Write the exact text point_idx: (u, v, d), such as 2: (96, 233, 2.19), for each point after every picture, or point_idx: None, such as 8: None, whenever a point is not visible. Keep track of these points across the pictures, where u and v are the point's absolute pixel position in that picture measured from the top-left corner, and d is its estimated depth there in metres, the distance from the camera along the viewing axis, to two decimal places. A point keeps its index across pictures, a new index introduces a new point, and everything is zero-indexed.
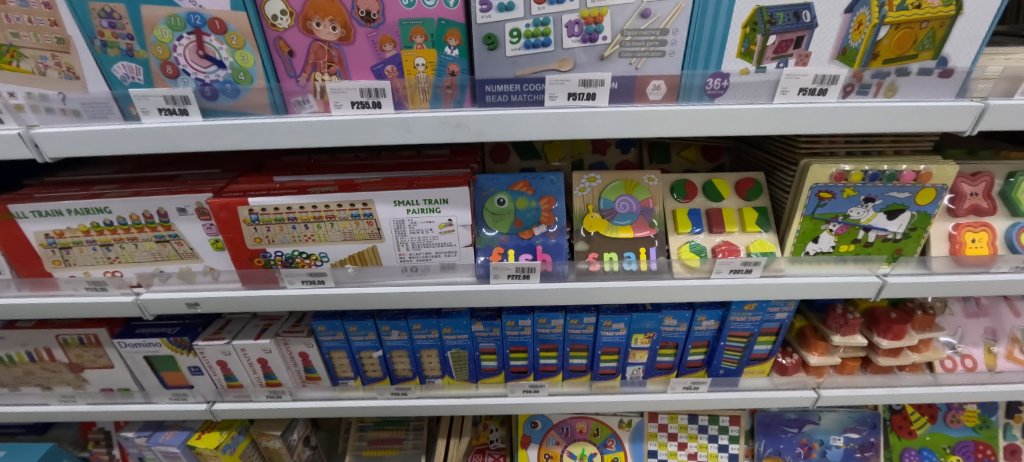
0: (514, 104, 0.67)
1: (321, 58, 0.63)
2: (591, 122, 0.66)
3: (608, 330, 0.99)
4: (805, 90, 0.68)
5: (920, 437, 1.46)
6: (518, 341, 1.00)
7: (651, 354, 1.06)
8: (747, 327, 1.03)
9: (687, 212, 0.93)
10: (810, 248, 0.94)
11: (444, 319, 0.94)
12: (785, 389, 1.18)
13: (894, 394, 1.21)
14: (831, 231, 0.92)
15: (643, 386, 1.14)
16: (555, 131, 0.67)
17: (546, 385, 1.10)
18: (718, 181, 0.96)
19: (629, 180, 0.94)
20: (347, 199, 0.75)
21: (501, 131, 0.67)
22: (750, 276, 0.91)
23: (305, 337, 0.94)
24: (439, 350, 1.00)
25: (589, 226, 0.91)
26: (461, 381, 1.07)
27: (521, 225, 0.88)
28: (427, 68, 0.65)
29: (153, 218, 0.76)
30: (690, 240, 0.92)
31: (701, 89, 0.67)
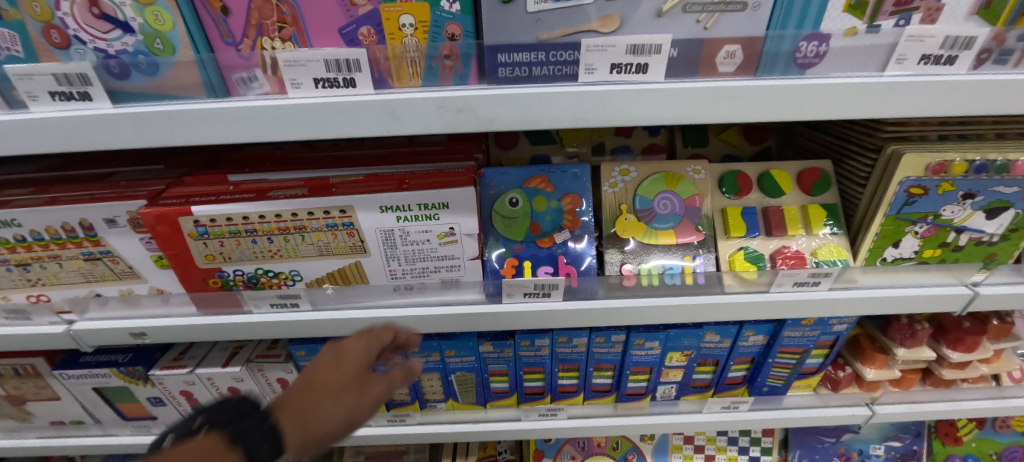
0: (534, 79, 0.49)
1: (268, 17, 0.45)
2: (640, 103, 0.49)
3: (640, 349, 0.85)
4: (928, 58, 0.51)
5: (966, 444, 1.36)
6: (533, 362, 0.86)
7: (687, 372, 0.92)
8: (801, 343, 0.88)
9: (739, 211, 0.76)
10: (887, 254, 0.78)
11: (447, 341, 0.79)
12: (835, 405, 1.05)
13: (956, 409, 1.07)
14: (916, 233, 0.76)
15: (675, 406, 0.99)
16: (591, 117, 0.50)
17: (565, 408, 0.96)
18: (776, 172, 0.78)
19: (670, 172, 0.76)
20: (320, 205, 0.58)
21: (521, 118, 0.50)
22: (815, 288, 0.76)
23: (283, 363, 0.79)
24: (441, 374, 0.86)
25: (622, 230, 0.74)
26: (467, 405, 0.93)
27: (539, 230, 0.72)
28: (417, 31, 0.48)
29: (75, 231, 0.60)
30: (744, 246, 0.75)
31: (789, 57, 0.50)
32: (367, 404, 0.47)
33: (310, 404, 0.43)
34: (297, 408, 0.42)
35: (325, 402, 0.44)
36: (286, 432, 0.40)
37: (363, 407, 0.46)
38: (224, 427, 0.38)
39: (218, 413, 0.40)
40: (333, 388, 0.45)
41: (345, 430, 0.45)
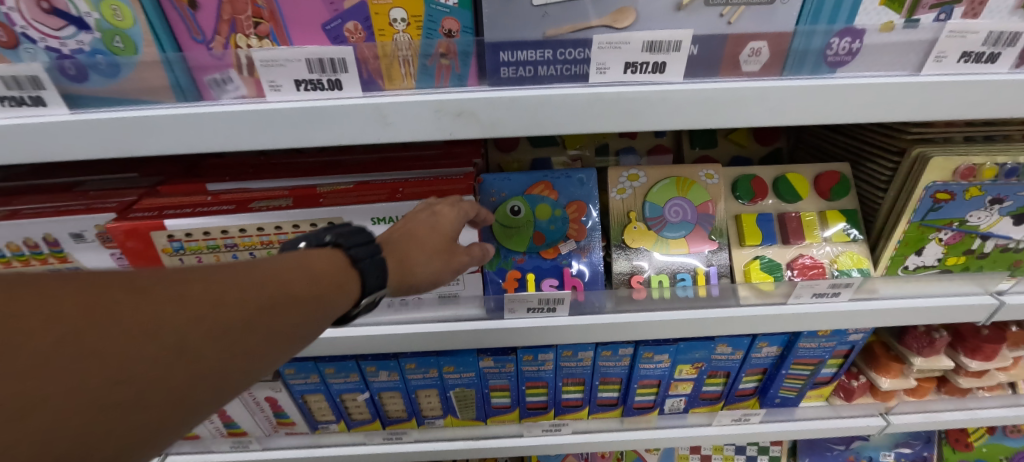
0: (540, 80, 0.45)
1: (242, 11, 0.41)
2: (656, 106, 0.45)
3: (649, 362, 0.81)
4: (969, 55, 0.47)
5: (976, 450, 1.33)
6: (536, 377, 0.82)
7: (697, 384, 0.88)
8: (816, 354, 0.84)
9: (755, 217, 0.72)
10: (909, 262, 0.74)
11: (445, 357, 0.75)
12: (848, 416, 1.01)
13: (972, 418, 1.04)
14: (940, 240, 0.72)
15: (684, 419, 0.95)
16: (601, 121, 0.46)
17: (569, 422, 0.91)
18: (793, 176, 0.74)
19: (681, 177, 0.71)
20: (305, 217, 0.54)
21: (526, 123, 0.45)
22: (835, 300, 0.71)
23: (270, 382, 0.74)
24: (439, 390, 0.81)
25: (632, 238, 0.70)
26: (467, 421, 0.89)
27: (542, 241, 0.67)
28: (409, 26, 0.43)
29: (39, 247, 0.55)
30: (760, 255, 0.71)
31: (819, 55, 0.46)
32: (454, 264, 0.51)
33: (410, 250, 0.47)
34: (401, 250, 0.47)
35: (422, 252, 0.48)
36: (389, 268, 0.45)
37: (451, 264, 0.50)
38: (348, 250, 0.43)
39: (348, 234, 0.44)
40: (433, 243, 0.48)
41: (430, 285, 0.49)
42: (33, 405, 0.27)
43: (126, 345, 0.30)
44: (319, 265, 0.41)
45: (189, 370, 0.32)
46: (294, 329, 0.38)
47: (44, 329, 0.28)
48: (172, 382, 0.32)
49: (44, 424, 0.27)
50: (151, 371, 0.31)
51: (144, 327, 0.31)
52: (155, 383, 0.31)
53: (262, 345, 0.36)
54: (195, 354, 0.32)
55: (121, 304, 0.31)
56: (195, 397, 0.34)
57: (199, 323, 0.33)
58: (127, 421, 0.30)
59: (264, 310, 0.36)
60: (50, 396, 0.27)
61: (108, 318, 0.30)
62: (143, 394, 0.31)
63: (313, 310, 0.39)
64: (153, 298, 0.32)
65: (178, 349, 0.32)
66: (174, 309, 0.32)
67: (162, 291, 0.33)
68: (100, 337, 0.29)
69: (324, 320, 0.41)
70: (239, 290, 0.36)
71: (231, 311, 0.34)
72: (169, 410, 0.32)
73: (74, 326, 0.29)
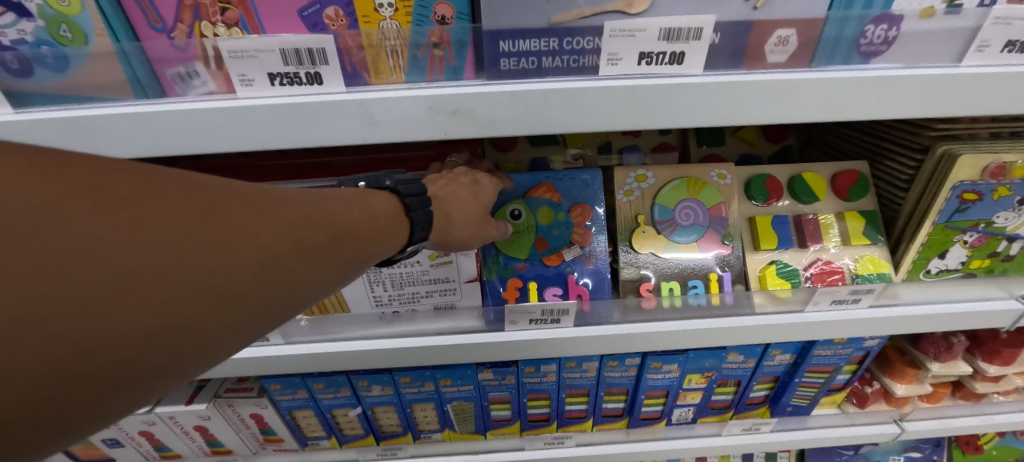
0: (544, 73, 0.40)
1: None
2: (672, 102, 0.41)
3: (657, 373, 0.76)
4: (1014, 44, 0.42)
5: (987, 453, 1.28)
6: (538, 389, 0.77)
7: (707, 394, 0.84)
8: (832, 361, 0.81)
9: (769, 220, 0.68)
10: (932, 266, 0.70)
11: (441, 370, 0.70)
12: (862, 423, 0.98)
13: (989, 424, 1.00)
14: (965, 242, 0.68)
15: (692, 429, 0.91)
16: (612, 118, 0.41)
17: (573, 435, 0.88)
18: (810, 175, 0.69)
19: (691, 177, 0.67)
20: None
21: (529, 121, 0.41)
22: (855, 307, 0.67)
23: (255, 398, 0.70)
24: (436, 404, 0.77)
25: (640, 243, 0.66)
26: (465, 434, 0.84)
27: (545, 247, 0.63)
28: (397, 13, 0.38)
29: None
30: (777, 260, 0.67)
31: (851, 44, 0.41)
32: (483, 232, 0.55)
33: (450, 212, 0.51)
34: (444, 209, 0.50)
35: (461, 216, 0.52)
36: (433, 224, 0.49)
37: (481, 232, 0.55)
38: (405, 199, 0.46)
39: (406, 184, 0.48)
40: (472, 209, 0.53)
41: (456, 247, 0.53)
42: (149, 281, 0.26)
43: (226, 242, 0.30)
44: (371, 207, 0.43)
45: (281, 276, 0.33)
46: (350, 261, 0.39)
47: (157, 209, 0.27)
48: (257, 287, 0.31)
49: (151, 304, 0.26)
50: (246, 270, 0.31)
51: (241, 229, 0.31)
52: (244, 286, 0.31)
53: (325, 271, 0.37)
54: (278, 265, 0.33)
55: (225, 203, 0.31)
56: (266, 311, 0.33)
57: (290, 230, 0.34)
58: (215, 320, 0.29)
59: (339, 234, 0.38)
60: (169, 273, 0.26)
61: (212, 214, 0.30)
62: (235, 292, 0.30)
63: (365, 246, 0.41)
64: (246, 204, 0.32)
65: (267, 255, 0.32)
66: (268, 214, 0.33)
67: (252, 198, 0.33)
68: (207, 228, 0.29)
69: (369, 259, 0.42)
70: (317, 214, 0.37)
71: (314, 227, 0.36)
72: (244, 320, 0.31)
73: (182, 213, 0.28)
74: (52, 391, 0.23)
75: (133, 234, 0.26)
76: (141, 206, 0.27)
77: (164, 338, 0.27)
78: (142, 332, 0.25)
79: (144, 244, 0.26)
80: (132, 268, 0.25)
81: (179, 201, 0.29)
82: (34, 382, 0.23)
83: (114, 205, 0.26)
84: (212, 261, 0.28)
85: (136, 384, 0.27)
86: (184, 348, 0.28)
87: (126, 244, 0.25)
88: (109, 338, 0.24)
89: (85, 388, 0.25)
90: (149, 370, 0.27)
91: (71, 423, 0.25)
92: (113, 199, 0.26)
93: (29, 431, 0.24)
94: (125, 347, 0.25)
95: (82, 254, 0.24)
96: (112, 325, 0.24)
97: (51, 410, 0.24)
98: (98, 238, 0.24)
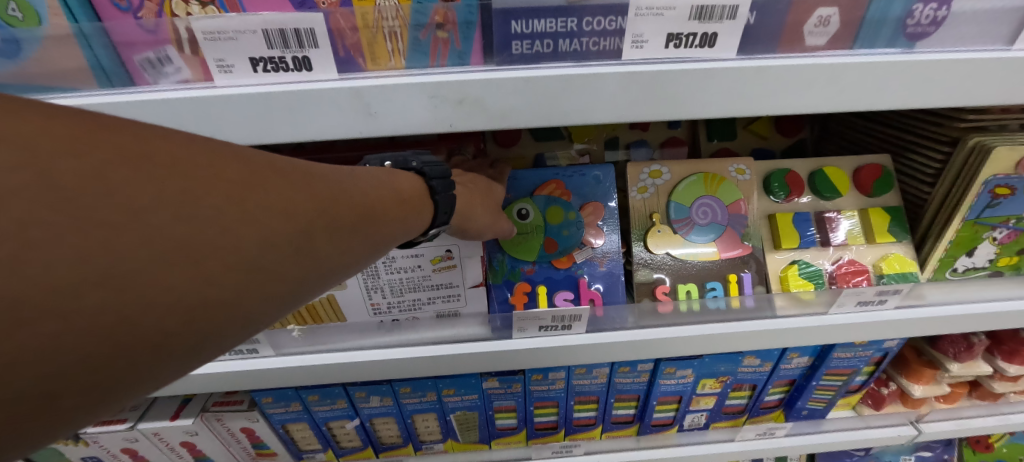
0: (559, 58, 0.36)
1: None
2: (701, 89, 0.37)
3: (670, 378, 0.73)
4: None
5: (996, 451, 1.20)
6: (545, 397, 0.73)
7: (720, 399, 0.80)
8: (851, 363, 0.77)
9: (790, 217, 0.64)
10: (958, 264, 0.67)
11: (444, 379, 0.66)
12: (877, 425, 0.95)
13: (1005, 423, 0.98)
14: (994, 239, 0.65)
15: (704, 434, 0.88)
16: (635, 107, 0.37)
17: (582, 443, 0.84)
18: (832, 170, 0.66)
19: (708, 173, 0.64)
20: None
21: (544, 111, 0.37)
22: (880, 308, 0.63)
23: (246, 412, 0.66)
24: (439, 414, 0.73)
25: (655, 243, 0.62)
26: (469, 444, 0.81)
27: (554, 248, 0.60)
28: None
29: None
30: (798, 259, 0.64)
31: (897, 26, 0.37)
32: (497, 227, 0.53)
33: (471, 201, 0.48)
34: (464, 198, 0.47)
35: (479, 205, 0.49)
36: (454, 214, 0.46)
37: (495, 226, 0.52)
38: (434, 183, 0.43)
39: (433, 166, 0.44)
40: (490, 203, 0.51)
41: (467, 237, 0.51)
42: (188, 258, 0.23)
43: (264, 218, 0.27)
44: (402, 186, 0.40)
45: (314, 257, 0.30)
46: (381, 244, 0.36)
47: (196, 179, 0.24)
48: (292, 269, 0.29)
49: (188, 282, 0.23)
50: (281, 249, 0.28)
51: (281, 203, 0.28)
52: (280, 264, 0.28)
53: (357, 254, 0.34)
54: (313, 246, 0.30)
55: (260, 175, 0.28)
56: (297, 293, 0.30)
57: (327, 208, 0.31)
58: (247, 299, 0.27)
59: (374, 214, 0.35)
60: (203, 249, 0.24)
61: (250, 189, 0.27)
62: (270, 272, 0.27)
63: (395, 229, 0.38)
64: (283, 179, 0.29)
65: (303, 235, 0.29)
66: (305, 189, 0.30)
67: (287, 170, 0.30)
68: (245, 203, 0.26)
69: (397, 241, 0.39)
70: (351, 191, 0.34)
71: (348, 206, 0.33)
72: (275, 302, 0.29)
73: (222, 185, 0.26)
74: (86, 370, 0.21)
75: (173, 205, 0.23)
76: (183, 175, 0.24)
77: (198, 319, 0.24)
78: (178, 312, 0.23)
79: (185, 217, 0.23)
80: (174, 242, 0.23)
81: (218, 171, 0.26)
82: (61, 364, 0.20)
83: (156, 167, 0.23)
84: (248, 238, 0.26)
85: (163, 367, 0.24)
86: (215, 331, 0.25)
87: (165, 215, 0.22)
88: (144, 317, 0.22)
89: (113, 372, 0.22)
90: (180, 353, 0.24)
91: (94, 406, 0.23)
92: (152, 163, 0.23)
93: (50, 414, 0.21)
94: (161, 328, 0.23)
95: (120, 225, 0.21)
96: (147, 304, 0.22)
97: (74, 393, 0.21)
98: (138, 209, 0.22)
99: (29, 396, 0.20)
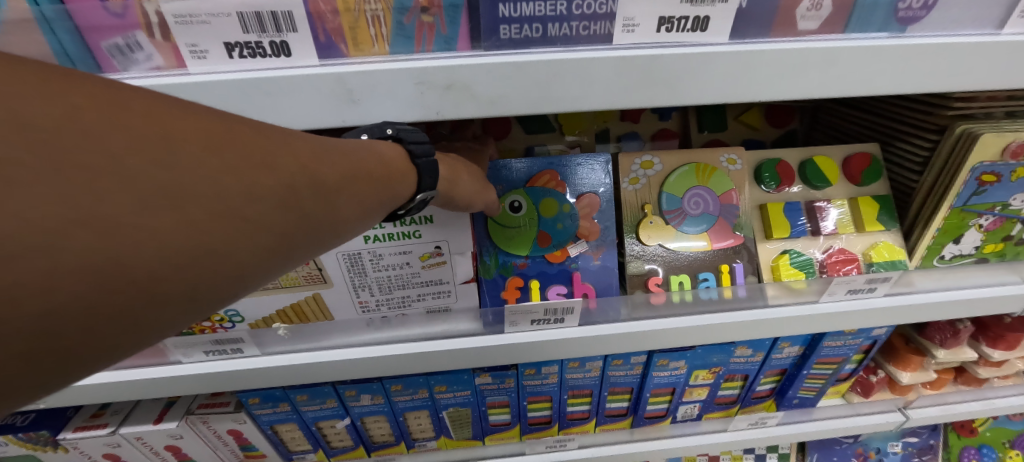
0: (549, 43, 0.35)
1: None
2: (693, 74, 0.36)
3: (663, 370, 0.72)
4: None
5: (980, 434, 1.21)
6: (538, 391, 0.73)
7: (713, 390, 0.80)
8: (841, 352, 0.78)
9: (781, 206, 0.64)
10: (946, 251, 0.67)
11: (435, 376, 0.65)
12: (866, 412, 0.96)
13: (990, 408, 0.99)
14: (980, 226, 0.65)
15: (696, 425, 0.88)
16: (627, 93, 0.37)
17: (575, 437, 0.84)
18: (822, 159, 0.66)
19: (699, 163, 0.63)
20: None
21: (534, 98, 0.36)
22: (870, 295, 0.63)
23: (232, 413, 0.64)
24: (431, 411, 0.72)
25: (647, 234, 0.62)
26: (462, 441, 0.80)
27: (548, 242, 0.59)
28: None
29: None
30: (790, 249, 0.64)
31: (889, 10, 0.37)
32: (485, 196, 0.51)
33: (455, 170, 0.46)
34: (448, 168, 0.45)
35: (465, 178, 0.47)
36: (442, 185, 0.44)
37: (482, 198, 0.51)
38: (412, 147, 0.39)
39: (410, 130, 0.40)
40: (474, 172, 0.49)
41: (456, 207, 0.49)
42: (171, 204, 0.21)
43: (250, 169, 0.25)
44: (392, 152, 0.37)
45: (307, 218, 0.28)
46: (378, 205, 0.34)
47: (176, 128, 0.23)
48: (282, 227, 0.27)
49: (173, 229, 0.21)
50: (271, 201, 0.26)
51: (270, 159, 0.26)
52: (272, 222, 0.26)
53: (352, 212, 0.32)
54: (304, 206, 0.28)
55: (247, 132, 0.26)
56: (292, 249, 0.28)
57: (318, 169, 0.29)
58: (240, 250, 0.25)
59: (370, 179, 0.33)
60: (187, 197, 0.22)
61: (238, 143, 0.25)
62: (259, 229, 0.25)
63: (392, 199, 0.36)
64: (269, 135, 0.27)
65: (294, 194, 0.27)
66: (296, 148, 0.28)
67: (276, 129, 0.28)
68: (228, 152, 0.24)
69: (392, 206, 0.37)
70: (345, 154, 0.32)
71: (343, 168, 0.31)
72: (269, 256, 0.27)
73: (205, 136, 0.24)
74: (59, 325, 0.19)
75: (151, 149, 0.21)
76: (157, 122, 0.22)
77: (180, 270, 0.22)
78: (165, 261, 0.21)
79: (165, 159, 0.21)
80: (157, 188, 0.21)
81: (198, 122, 0.24)
82: (42, 314, 0.18)
83: (130, 115, 0.21)
84: (235, 187, 0.24)
85: (153, 318, 0.23)
86: (201, 287, 0.24)
87: (145, 161, 0.21)
88: (126, 267, 0.20)
89: (102, 321, 0.21)
90: (159, 307, 0.22)
91: (87, 356, 0.22)
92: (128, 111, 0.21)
93: (34, 366, 0.20)
94: (143, 276, 0.21)
95: (94, 169, 0.19)
96: (124, 252, 0.20)
97: (62, 344, 0.20)
98: (113, 152, 0.20)
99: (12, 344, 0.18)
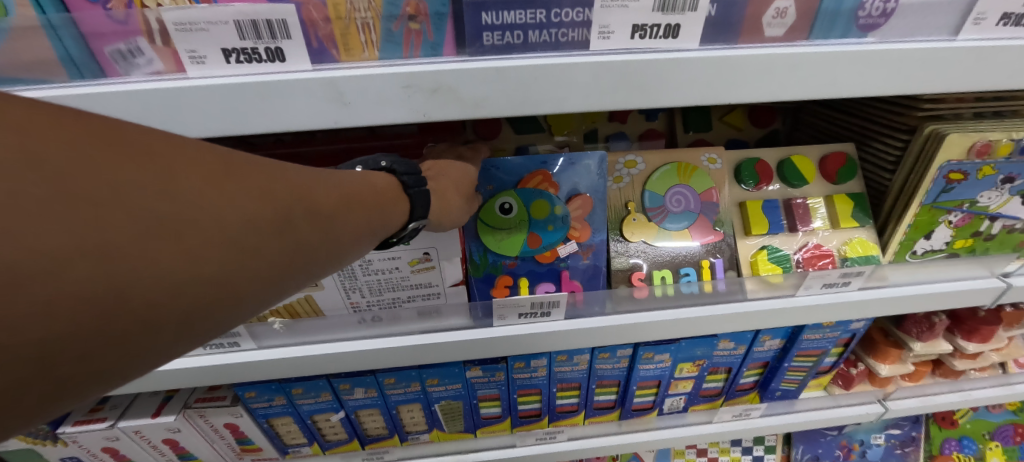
0: (530, 48, 0.37)
1: None
2: (667, 78, 0.39)
3: (649, 363, 0.75)
4: (1010, 16, 0.41)
5: (961, 427, 1.24)
6: (528, 385, 0.75)
7: (698, 382, 0.82)
8: (820, 344, 0.80)
9: (760, 204, 0.66)
10: (918, 246, 0.70)
11: (428, 369, 0.67)
12: (848, 404, 0.99)
13: (966, 400, 1.02)
14: (950, 222, 0.68)
15: (683, 418, 0.91)
16: (605, 96, 0.39)
17: (565, 429, 0.86)
18: (799, 159, 0.68)
19: (682, 163, 0.66)
20: None
21: (517, 100, 0.38)
22: (845, 289, 0.66)
23: (229, 407, 0.66)
24: (423, 404, 0.74)
25: (630, 232, 0.64)
26: (454, 433, 0.82)
27: (538, 244, 0.61)
28: None
29: None
30: (767, 244, 0.66)
31: (850, 16, 0.39)
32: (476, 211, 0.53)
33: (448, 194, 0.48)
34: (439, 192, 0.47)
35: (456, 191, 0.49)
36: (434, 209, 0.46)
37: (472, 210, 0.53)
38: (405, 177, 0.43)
39: (404, 162, 0.44)
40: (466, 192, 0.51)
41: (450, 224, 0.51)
42: (170, 234, 0.23)
43: (244, 199, 0.27)
44: (379, 178, 0.40)
45: (297, 241, 0.31)
46: (365, 229, 0.36)
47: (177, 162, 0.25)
48: (275, 251, 0.29)
49: (175, 256, 0.23)
50: (263, 229, 0.28)
51: (263, 187, 0.29)
52: (265, 246, 0.28)
53: (339, 237, 0.34)
54: (294, 230, 0.30)
55: (241, 163, 0.29)
56: (281, 273, 0.30)
57: (307, 196, 0.32)
58: (232, 275, 0.27)
59: (356, 203, 0.36)
60: (188, 226, 0.24)
61: (233, 173, 0.27)
62: (253, 253, 0.28)
63: (378, 222, 0.38)
64: (261, 164, 0.30)
65: (285, 219, 0.30)
66: (286, 178, 0.31)
67: (267, 160, 0.31)
68: (224, 184, 0.27)
69: (380, 227, 0.39)
70: (331, 181, 0.35)
71: (330, 194, 0.34)
72: (259, 280, 0.29)
73: (203, 168, 0.26)
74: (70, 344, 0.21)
75: (154, 183, 0.23)
76: (159, 157, 0.24)
77: (181, 294, 0.24)
78: (167, 285, 0.23)
79: (167, 191, 0.24)
80: (160, 218, 0.23)
81: (195, 155, 0.26)
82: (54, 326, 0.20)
83: (134, 150, 0.23)
84: (230, 217, 0.26)
85: (150, 340, 0.24)
86: (200, 309, 0.25)
87: (150, 193, 0.23)
88: (130, 291, 0.22)
89: (100, 344, 0.22)
90: (161, 328, 0.24)
91: (82, 380, 0.23)
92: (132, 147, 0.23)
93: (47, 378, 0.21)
94: (148, 299, 0.23)
95: (103, 197, 0.21)
96: (130, 276, 0.22)
97: (60, 368, 0.21)
98: (120, 183, 0.22)
99: (14, 368, 0.20)
